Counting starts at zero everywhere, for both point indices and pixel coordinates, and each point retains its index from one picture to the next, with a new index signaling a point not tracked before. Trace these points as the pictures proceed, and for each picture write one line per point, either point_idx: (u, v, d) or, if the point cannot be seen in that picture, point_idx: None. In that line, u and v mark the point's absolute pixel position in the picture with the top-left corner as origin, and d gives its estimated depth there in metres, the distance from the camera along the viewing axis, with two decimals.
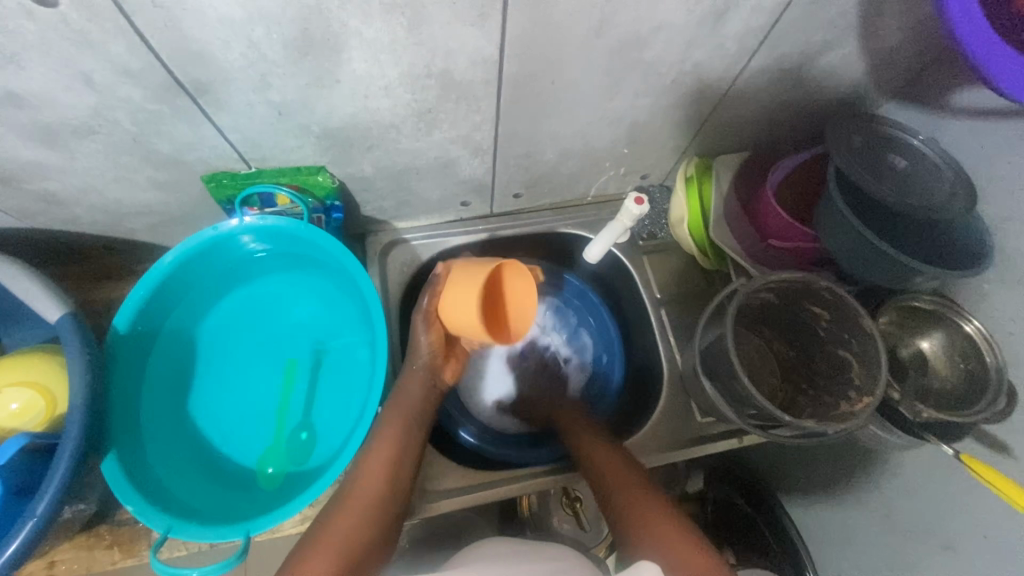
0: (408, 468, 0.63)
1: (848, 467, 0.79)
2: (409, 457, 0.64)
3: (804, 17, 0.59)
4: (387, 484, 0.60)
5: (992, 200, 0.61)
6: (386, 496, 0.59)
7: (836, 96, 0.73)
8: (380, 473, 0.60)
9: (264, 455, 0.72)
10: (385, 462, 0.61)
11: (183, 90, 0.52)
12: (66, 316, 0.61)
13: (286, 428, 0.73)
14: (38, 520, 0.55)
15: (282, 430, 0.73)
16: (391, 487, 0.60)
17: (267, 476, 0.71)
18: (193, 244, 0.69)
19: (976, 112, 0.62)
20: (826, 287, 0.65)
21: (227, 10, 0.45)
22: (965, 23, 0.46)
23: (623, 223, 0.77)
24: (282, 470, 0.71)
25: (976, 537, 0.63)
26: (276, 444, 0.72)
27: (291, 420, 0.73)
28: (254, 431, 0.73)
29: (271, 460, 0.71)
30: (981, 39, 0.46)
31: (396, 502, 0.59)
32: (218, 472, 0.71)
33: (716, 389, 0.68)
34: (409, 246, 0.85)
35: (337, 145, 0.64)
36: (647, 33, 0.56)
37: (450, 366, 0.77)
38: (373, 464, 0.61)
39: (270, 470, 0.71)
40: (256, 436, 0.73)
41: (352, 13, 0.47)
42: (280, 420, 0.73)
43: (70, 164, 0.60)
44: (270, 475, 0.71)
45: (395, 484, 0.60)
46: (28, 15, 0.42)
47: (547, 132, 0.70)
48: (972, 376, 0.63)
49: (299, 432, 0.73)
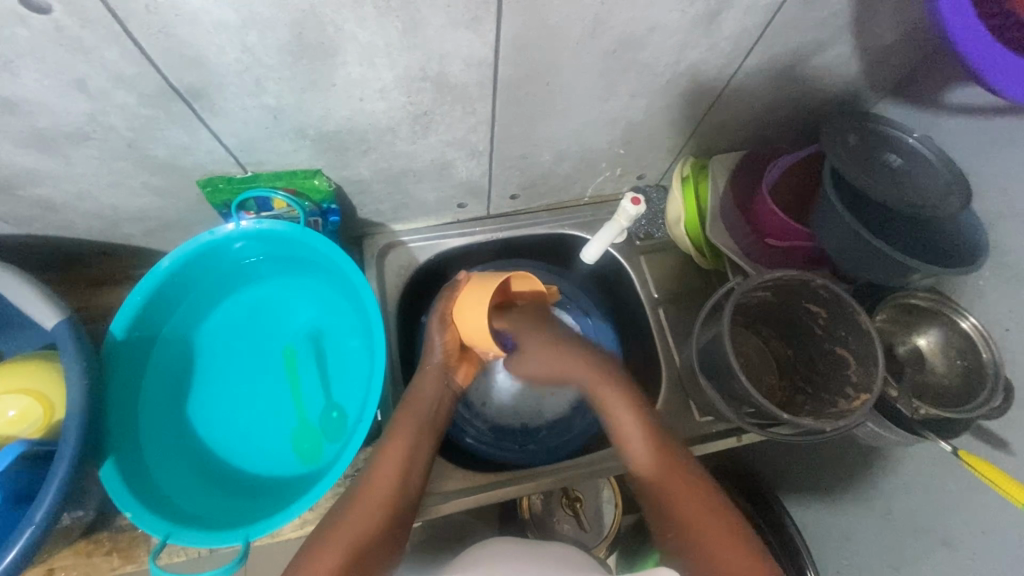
0: (414, 476, 0.62)
1: (848, 464, 0.79)
2: (417, 464, 0.63)
3: (799, 16, 0.59)
4: (395, 492, 0.60)
5: (985, 197, 0.62)
6: (390, 507, 0.59)
7: (832, 94, 0.73)
8: (388, 481, 0.60)
9: (298, 436, 0.72)
10: (393, 472, 0.61)
11: (179, 96, 0.52)
12: (64, 322, 0.61)
13: (314, 408, 0.74)
14: (37, 527, 0.54)
15: (310, 411, 0.73)
16: (398, 497, 0.60)
17: (305, 453, 0.71)
18: (190, 248, 0.69)
19: (968, 109, 0.62)
20: (822, 285, 0.65)
21: (221, 15, 0.44)
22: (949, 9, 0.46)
23: (620, 223, 0.77)
24: (317, 446, 0.72)
25: (976, 534, 0.63)
26: (307, 425, 0.73)
27: (316, 401, 0.74)
28: (280, 416, 0.74)
29: (305, 440, 0.72)
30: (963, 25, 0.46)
31: (402, 513, 0.59)
32: (250, 459, 0.72)
33: (716, 389, 0.68)
34: (406, 249, 0.85)
35: (334, 148, 0.64)
36: (642, 33, 0.57)
37: (464, 368, 0.73)
38: (384, 471, 0.61)
39: (306, 450, 0.72)
40: (284, 422, 0.73)
41: (346, 17, 0.47)
42: (305, 402, 0.74)
43: (65, 169, 0.60)
44: (308, 452, 0.71)
45: (403, 495, 0.60)
46: (22, 22, 0.42)
47: (542, 134, 0.70)
48: (968, 372, 0.63)
49: (327, 411, 0.73)
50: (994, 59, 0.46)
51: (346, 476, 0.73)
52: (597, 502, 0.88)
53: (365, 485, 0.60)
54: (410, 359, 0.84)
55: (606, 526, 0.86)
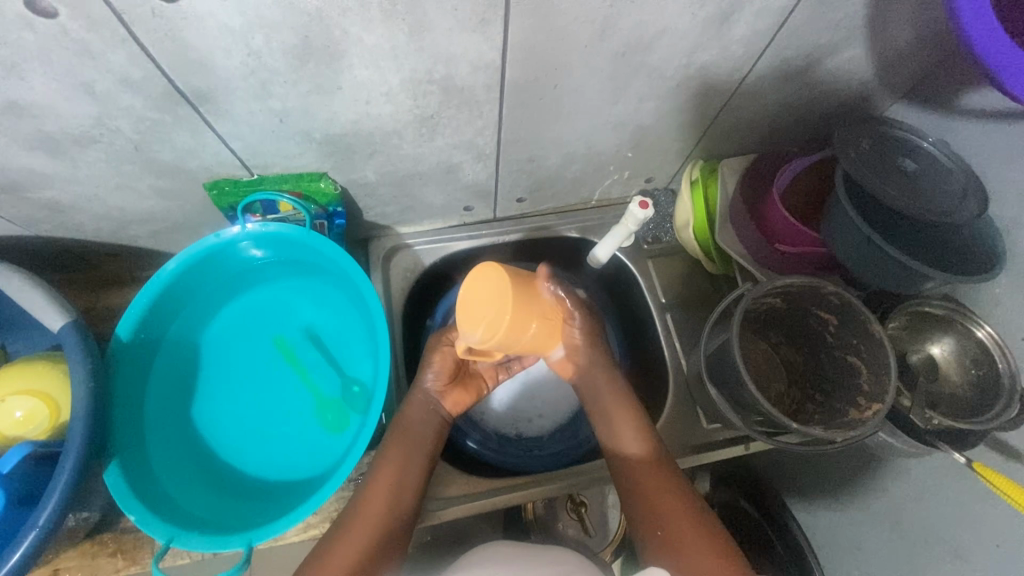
0: (404, 505, 0.62)
1: (858, 472, 0.78)
2: (406, 492, 0.63)
3: (811, 19, 0.58)
4: (388, 516, 0.60)
5: (1002, 202, 0.60)
6: (377, 540, 0.58)
7: (844, 97, 0.72)
8: (380, 507, 0.60)
9: (322, 413, 0.73)
10: (383, 500, 0.61)
11: (185, 99, 0.52)
12: (68, 324, 0.61)
13: (324, 405, 0.74)
14: (39, 532, 0.54)
15: (319, 408, 0.74)
16: (391, 516, 0.60)
17: (327, 432, 0.72)
18: (196, 251, 0.69)
19: (984, 113, 0.61)
20: (834, 293, 0.64)
21: (227, 18, 0.44)
22: (966, 10, 0.45)
23: (628, 228, 0.76)
24: (327, 443, 0.72)
25: (989, 547, 0.62)
26: (327, 402, 0.73)
27: (325, 398, 0.74)
28: (297, 402, 0.74)
29: (323, 420, 0.73)
30: (978, 21, 0.45)
31: (389, 543, 0.59)
32: (276, 444, 0.73)
33: (724, 397, 0.67)
34: (412, 252, 0.85)
35: (340, 151, 0.64)
36: (651, 36, 0.56)
37: (455, 394, 0.71)
38: (375, 499, 0.61)
39: (331, 423, 0.73)
40: (304, 403, 0.74)
41: (353, 20, 0.46)
42: (314, 399, 0.74)
43: (73, 172, 0.60)
44: (319, 449, 0.72)
45: (397, 518, 0.61)
46: (28, 26, 0.42)
47: (549, 137, 0.69)
48: (984, 382, 0.62)
49: (346, 386, 0.74)
50: (1011, 59, 0.44)
51: (350, 480, 0.73)
52: (602, 506, 0.87)
53: (356, 513, 0.60)
54: (415, 362, 0.84)
55: (611, 531, 0.85)
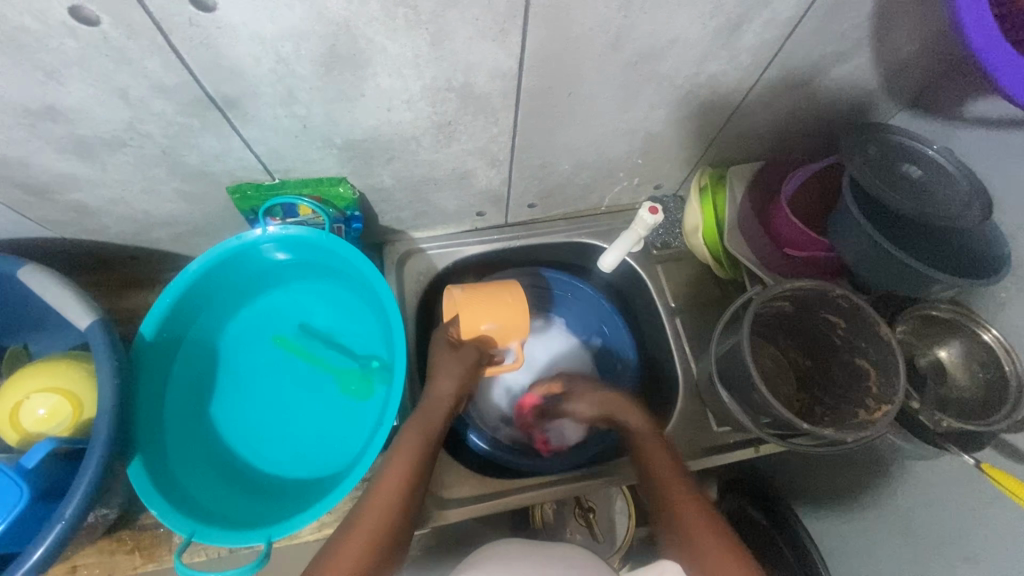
0: (415, 502, 0.61)
1: (867, 477, 0.79)
2: (417, 494, 0.62)
3: (818, 29, 0.60)
4: (404, 507, 0.60)
5: (1006, 208, 0.62)
6: (387, 533, 0.57)
7: (849, 105, 0.74)
8: (396, 499, 0.60)
9: (345, 397, 0.75)
10: (397, 493, 0.60)
11: (214, 105, 0.54)
12: (95, 323, 0.62)
13: (340, 404, 0.75)
14: (65, 524, 0.55)
15: (335, 407, 0.75)
16: (403, 511, 0.60)
17: (343, 430, 0.74)
18: (219, 253, 0.71)
19: (989, 120, 0.62)
20: (842, 296, 0.65)
21: (260, 27, 0.46)
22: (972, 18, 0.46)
23: (637, 232, 0.78)
24: (343, 441, 0.73)
25: (999, 549, 0.62)
26: (350, 375, 0.76)
27: (341, 398, 0.75)
28: (313, 402, 0.76)
29: (340, 419, 0.75)
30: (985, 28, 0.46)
31: (398, 536, 0.58)
32: (302, 433, 0.74)
33: (734, 398, 0.68)
34: (425, 256, 0.86)
35: (359, 157, 0.66)
36: (663, 46, 0.58)
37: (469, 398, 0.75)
38: (389, 493, 0.60)
39: (348, 422, 0.74)
40: (323, 396, 0.76)
41: (377, 30, 0.48)
42: (330, 398, 0.76)
43: (103, 176, 0.62)
44: (336, 447, 0.73)
45: (409, 506, 0.60)
46: (70, 33, 0.44)
47: (562, 144, 0.71)
48: (991, 384, 0.63)
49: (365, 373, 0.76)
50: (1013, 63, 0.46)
51: (364, 479, 0.74)
52: (610, 513, 0.87)
53: (369, 504, 0.59)
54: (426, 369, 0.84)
55: (619, 539, 0.85)
